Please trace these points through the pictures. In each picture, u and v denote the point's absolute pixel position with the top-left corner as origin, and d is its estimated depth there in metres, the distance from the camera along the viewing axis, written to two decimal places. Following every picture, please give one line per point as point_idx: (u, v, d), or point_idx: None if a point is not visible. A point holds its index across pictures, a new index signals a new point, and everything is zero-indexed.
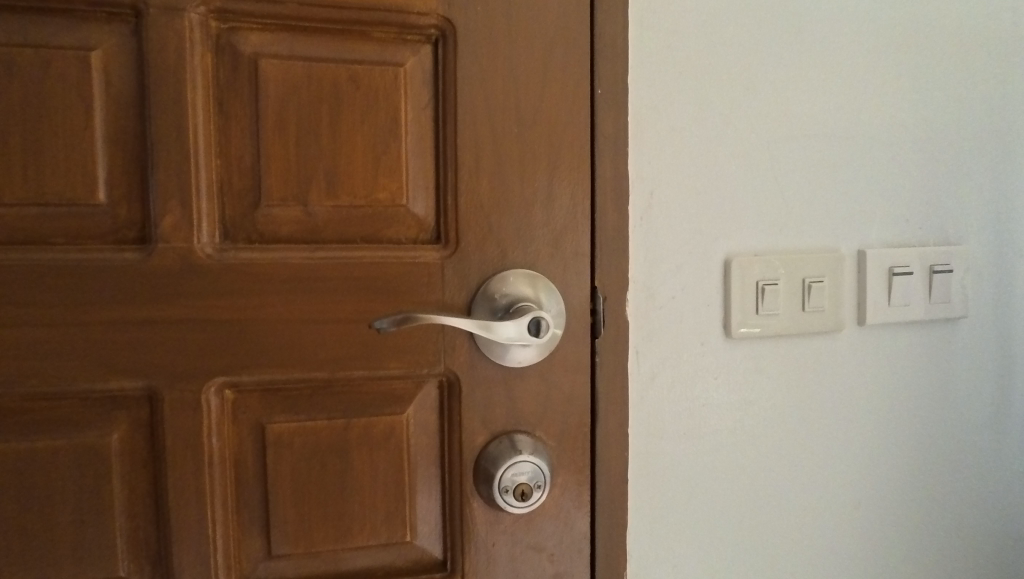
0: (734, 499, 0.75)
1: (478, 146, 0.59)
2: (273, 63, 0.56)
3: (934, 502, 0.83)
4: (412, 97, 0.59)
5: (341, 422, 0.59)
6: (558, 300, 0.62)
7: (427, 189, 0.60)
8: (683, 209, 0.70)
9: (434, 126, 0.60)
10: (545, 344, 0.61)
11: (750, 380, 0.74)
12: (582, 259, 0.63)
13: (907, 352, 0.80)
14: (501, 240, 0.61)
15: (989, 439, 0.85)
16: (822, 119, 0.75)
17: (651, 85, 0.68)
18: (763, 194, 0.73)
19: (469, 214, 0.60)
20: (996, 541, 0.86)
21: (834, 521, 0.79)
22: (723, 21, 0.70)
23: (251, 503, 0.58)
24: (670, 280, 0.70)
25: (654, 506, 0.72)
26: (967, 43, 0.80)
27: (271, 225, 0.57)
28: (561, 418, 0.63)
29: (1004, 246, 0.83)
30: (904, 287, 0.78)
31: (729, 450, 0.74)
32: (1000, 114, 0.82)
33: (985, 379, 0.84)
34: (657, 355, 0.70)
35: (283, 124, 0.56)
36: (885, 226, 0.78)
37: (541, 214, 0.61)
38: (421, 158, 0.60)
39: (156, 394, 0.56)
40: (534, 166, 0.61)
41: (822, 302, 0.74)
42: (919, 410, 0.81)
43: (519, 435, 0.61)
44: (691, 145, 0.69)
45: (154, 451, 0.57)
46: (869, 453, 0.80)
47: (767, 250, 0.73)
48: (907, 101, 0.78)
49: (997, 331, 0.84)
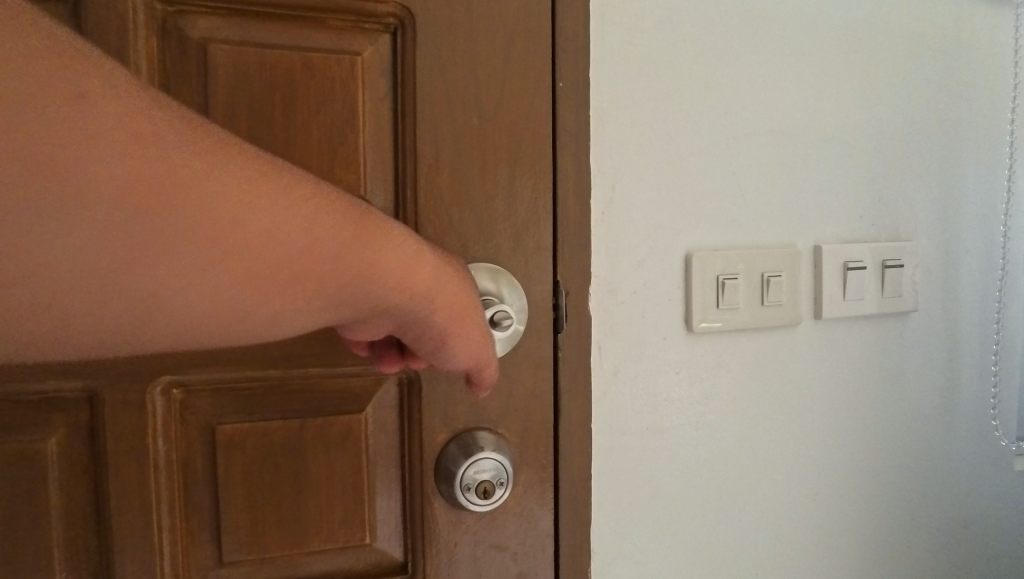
0: (694, 491, 0.75)
1: (438, 138, 0.58)
2: (222, 50, 0.54)
3: (889, 493, 0.85)
4: (370, 87, 0.57)
5: (296, 423, 0.56)
6: (522, 292, 0.60)
7: (386, 182, 0.58)
8: (644, 206, 0.69)
9: (393, 117, 0.58)
10: (507, 340, 0.60)
11: (711, 374, 0.74)
12: (545, 254, 0.61)
13: (862, 346, 0.81)
14: (462, 234, 0.59)
15: (938, 431, 0.87)
16: (778, 116, 0.75)
17: (611, 81, 0.67)
18: (723, 190, 0.73)
19: (429, 207, 0.58)
20: (944, 532, 0.88)
21: (791, 513, 0.80)
22: (682, 18, 0.69)
23: (201, 538, 0.55)
24: (632, 276, 0.69)
25: (614, 501, 0.72)
26: (919, 45, 0.81)
27: None
28: (523, 414, 0.61)
29: (952, 243, 0.85)
30: (859, 282, 0.79)
31: (690, 443, 0.74)
32: (948, 114, 0.83)
33: (935, 373, 0.86)
34: (619, 350, 0.70)
35: (234, 112, 0.54)
36: (840, 224, 0.79)
37: (502, 208, 0.60)
38: (379, 149, 0.57)
39: (104, 511, 0.54)
40: (495, 160, 0.59)
41: (780, 297, 0.74)
42: (873, 403, 0.83)
43: (480, 432, 0.59)
44: (652, 140, 0.69)
45: (98, 527, 0.54)
46: (827, 446, 0.81)
47: (727, 245, 0.73)
48: (859, 102, 0.79)
49: (945, 325, 0.86)
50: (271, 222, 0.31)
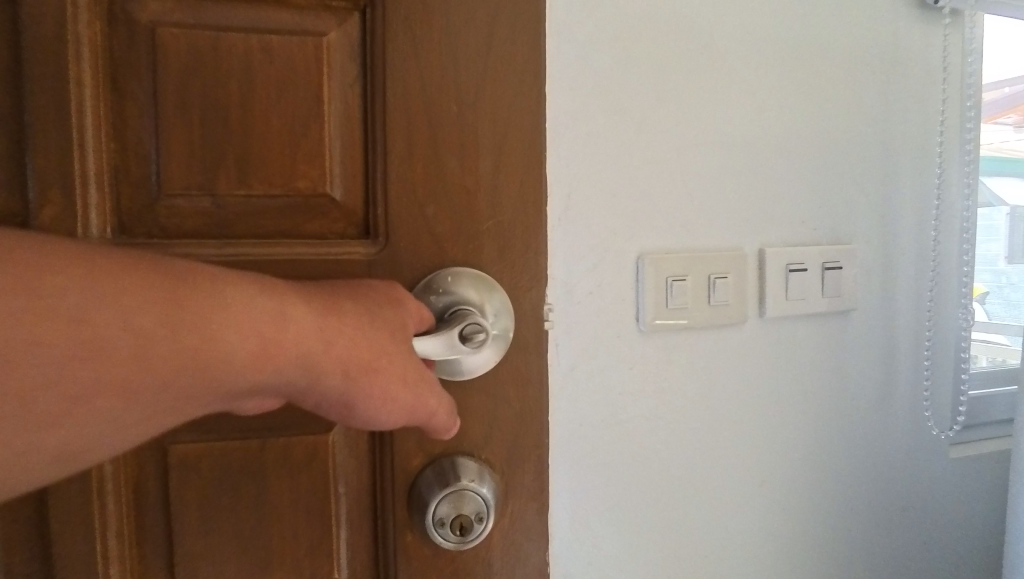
0: (654, 470, 0.85)
1: (411, 127, 0.51)
2: (171, 34, 0.48)
3: (833, 472, 0.95)
4: (338, 71, 0.51)
5: (255, 443, 0.51)
6: (501, 290, 0.53)
7: (355, 178, 0.52)
8: (595, 212, 0.78)
9: (363, 106, 0.52)
10: (494, 346, 0.52)
11: (665, 366, 0.84)
12: (538, 259, 0.54)
13: (805, 340, 0.91)
14: (438, 235, 0.52)
15: (879, 414, 0.97)
16: (723, 134, 0.84)
17: (571, 101, 0.76)
18: (673, 198, 0.82)
19: (402, 205, 0.52)
20: (883, 508, 0.99)
21: (740, 492, 0.90)
22: (633, 43, 0.78)
23: (154, 565, 0.51)
24: (586, 278, 0.79)
25: (585, 478, 0.82)
26: (854, 65, 0.91)
27: (175, 218, 0.50)
28: (511, 434, 0.54)
29: (890, 248, 0.95)
30: (800, 283, 0.88)
31: (649, 425, 0.84)
32: (884, 127, 0.93)
33: (874, 363, 0.96)
34: (578, 346, 0.79)
35: (185, 102, 0.49)
36: (783, 231, 0.88)
37: (484, 206, 0.53)
38: (346, 142, 0.52)
39: (47, 533, 0.49)
40: (477, 151, 0.52)
41: (726, 296, 0.84)
42: (819, 388, 0.92)
43: (460, 459, 0.53)
44: (606, 155, 0.78)
45: (43, 549, 0.50)
46: (777, 431, 0.91)
47: (675, 248, 0.82)
48: (801, 118, 0.88)
49: (880, 324, 0.96)
50: (108, 297, 0.32)
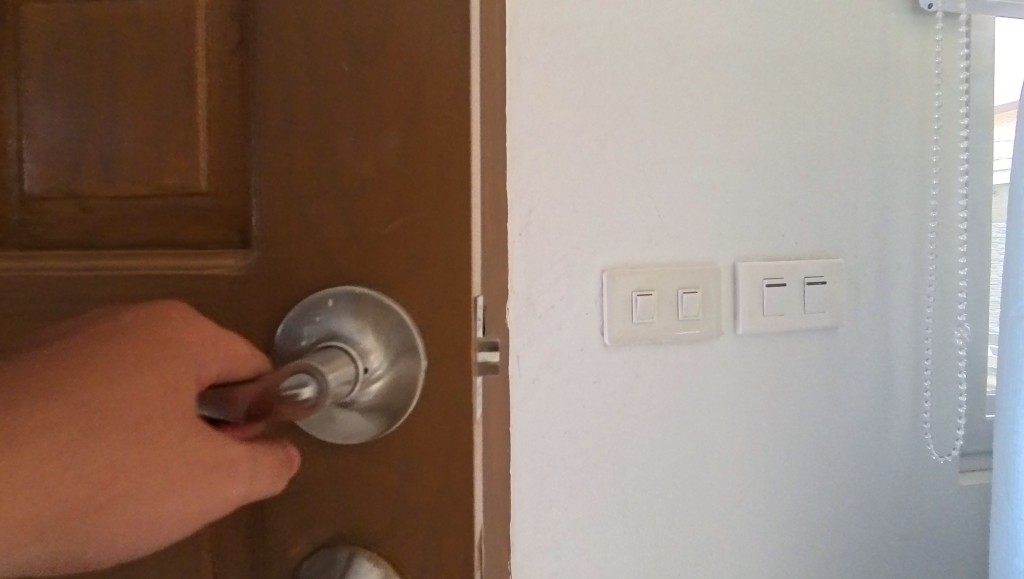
0: (615, 493, 0.81)
1: (290, 103, 0.40)
2: (38, 12, 0.42)
3: (821, 497, 0.89)
4: (216, 42, 0.42)
5: None
6: (397, 303, 0.40)
7: (233, 172, 0.42)
8: (555, 225, 0.77)
9: (242, 80, 0.41)
10: (397, 372, 0.39)
11: (630, 383, 0.80)
12: (458, 276, 0.40)
13: (787, 357, 0.86)
14: (324, 242, 0.40)
15: (872, 438, 0.91)
16: (698, 142, 0.81)
17: (529, 116, 0.76)
18: (639, 208, 0.80)
19: (278, 204, 0.41)
20: (881, 540, 0.92)
21: (715, 518, 0.85)
22: (599, 54, 0.77)
23: None
24: (549, 292, 0.77)
25: (538, 499, 0.79)
26: (843, 70, 0.87)
27: (44, 224, 0.43)
28: (424, 520, 0.41)
29: (885, 261, 0.90)
30: (776, 298, 0.84)
31: (613, 443, 0.80)
32: (876, 134, 0.88)
33: (870, 383, 0.90)
34: (536, 362, 0.78)
35: (52, 88, 0.42)
36: (761, 244, 0.84)
37: (382, 204, 0.40)
38: (224, 128, 0.42)
39: None
40: (371, 134, 0.40)
41: (694, 312, 0.80)
42: (807, 408, 0.87)
43: (356, 559, 0.40)
44: (567, 165, 0.77)
45: None
46: (760, 451, 0.86)
47: (643, 263, 0.79)
48: (784, 125, 0.85)
49: (873, 342, 0.90)
50: None
